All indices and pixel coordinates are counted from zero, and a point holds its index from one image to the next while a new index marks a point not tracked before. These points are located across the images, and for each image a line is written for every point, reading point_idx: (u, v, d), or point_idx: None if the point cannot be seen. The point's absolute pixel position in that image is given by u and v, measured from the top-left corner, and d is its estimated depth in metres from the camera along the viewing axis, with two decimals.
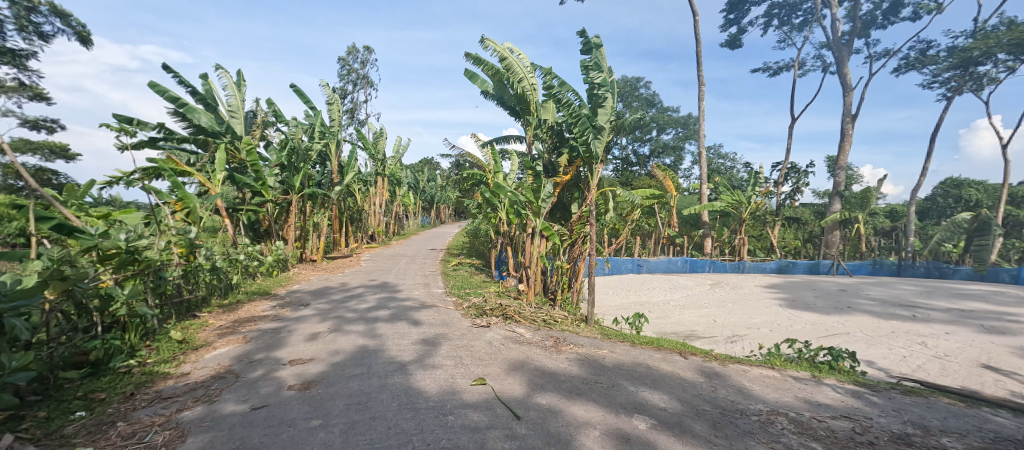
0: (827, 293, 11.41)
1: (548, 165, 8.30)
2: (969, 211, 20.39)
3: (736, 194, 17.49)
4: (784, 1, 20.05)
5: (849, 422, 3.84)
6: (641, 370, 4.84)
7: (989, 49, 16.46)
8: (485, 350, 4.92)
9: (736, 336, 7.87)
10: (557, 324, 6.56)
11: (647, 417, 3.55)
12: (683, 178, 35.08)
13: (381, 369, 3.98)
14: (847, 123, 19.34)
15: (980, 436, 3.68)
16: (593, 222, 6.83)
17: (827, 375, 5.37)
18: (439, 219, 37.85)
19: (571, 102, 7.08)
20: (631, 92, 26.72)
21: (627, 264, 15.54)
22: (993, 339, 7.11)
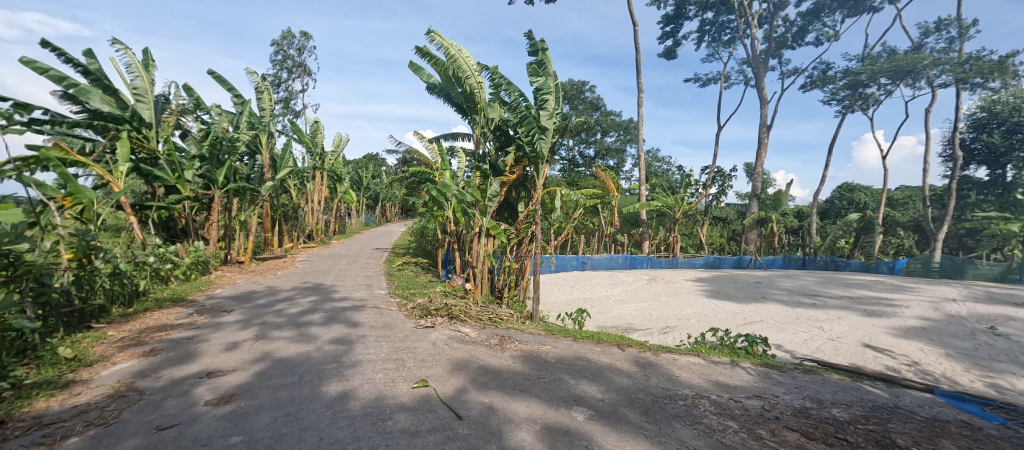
0: (746, 285, 12.57)
1: (495, 164, 8.33)
2: (859, 212, 23.48)
3: (670, 195, 18.60)
4: (713, 18, 21.73)
5: (760, 401, 4.27)
6: (581, 364, 5.02)
7: (874, 74, 19.03)
8: (427, 351, 4.82)
9: (668, 328, 8.41)
10: (502, 322, 6.61)
11: (585, 409, 3.69)
12: (624, 180, 36.80)
13: (313, 376, 3.76)
14: (764, 133, 21.43)
15: (862, 406, 4.26)
16: (540, 222, 6.95)
17: (744, 360, 5.92)
18: (384, 217, 36.51)
19: (517, 103, 7.13)
20: (577, 95, 27.50)
21: (572, 262, 15.99)
22: (875, 321, 8.25)
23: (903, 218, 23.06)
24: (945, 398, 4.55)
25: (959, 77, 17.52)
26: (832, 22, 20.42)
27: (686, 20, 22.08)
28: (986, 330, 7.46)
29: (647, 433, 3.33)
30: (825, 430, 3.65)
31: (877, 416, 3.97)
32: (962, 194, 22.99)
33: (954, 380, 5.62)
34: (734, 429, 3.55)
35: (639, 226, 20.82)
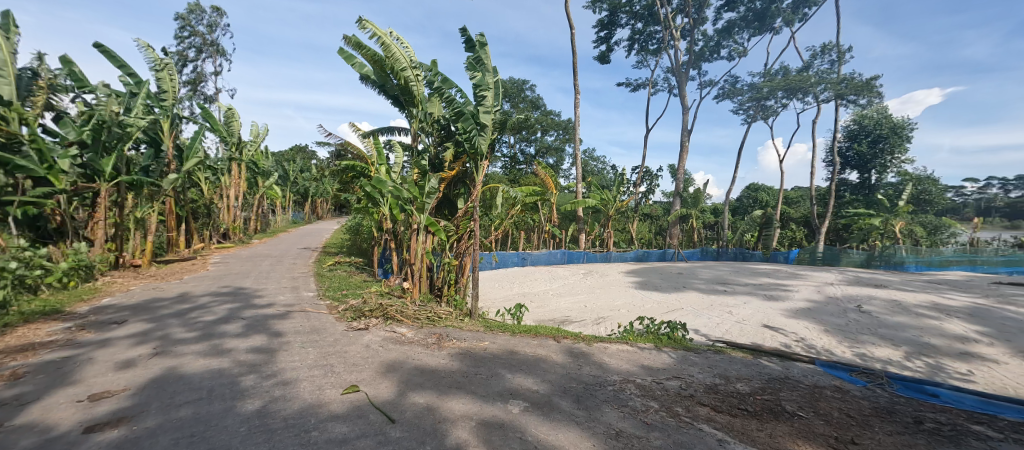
0: (670, 276, 13.62)
1: (433, 159, 8.12)
2: (763, 210, 26.45)
3: (604, 192, 19.48)
4: (642, 28, 23.06)
5: (678, 381, 4.66)
6: (518, 357, 5.11)
7: (774, 89, 21.43)
8: (359, 354, 4.62)
9: (601, 319, 8.85)
10: (441, 320, 6.51)
11: (521, 402, 3.76)
12: (563, 178, 37.90)
13: (226, 391, 3.43)
14: (685, 136, 23.25)
15: (760, 379, 4.84)
16: (479, 219, 6.91)
17: (666, 344, 6.42)
18: (314, 214, 34.19)
19: (455, 98, 7.01)
20: (517, 93, 27.72)
21: (513, 258, 16.18)
22: (773, 304, 9.38)
23: (797, 214, 26.40)
24: (825, 368, 5.30)
25: (838, 94, 20.34)
26: (741, 39, 22.63)
27: (618, 28, 23.19)
28: (856, 308, 8.82)
29: (578, 420, 3.48)
30: (730, 403, 4.08)
31: (772, 387, 4.53)
32: (840, 194, 26.84)
33: (832, 351, 6.57)
34: (655, 408, 3.84)
35: (575, 222, 21.58)
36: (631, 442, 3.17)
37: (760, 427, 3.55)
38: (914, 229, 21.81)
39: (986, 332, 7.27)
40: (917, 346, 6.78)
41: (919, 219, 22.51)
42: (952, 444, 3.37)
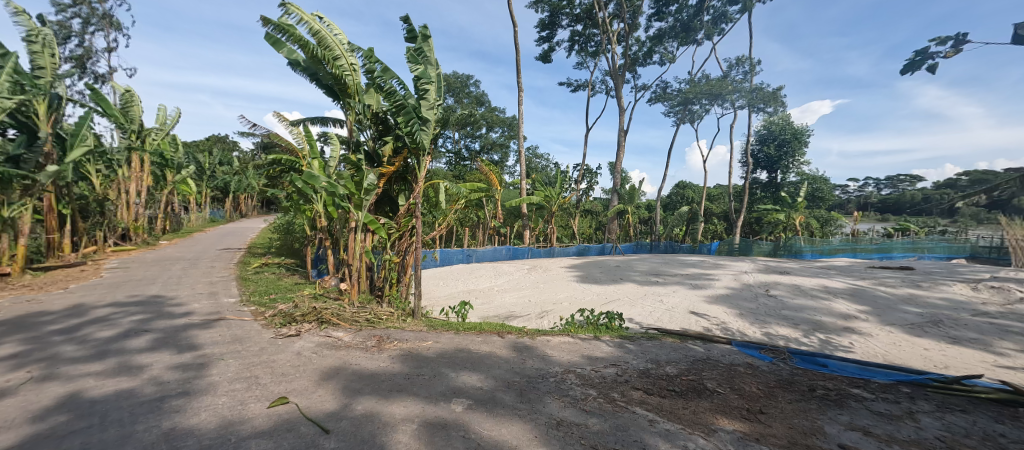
0: (609, 269, 14.31)
1: (371, 153, 7.81)
2: (690, 205, 28.59)
3: (547, 189, 19.91)
4: (581, 30, 23.80)
5: (615, 368, 4.95)
6: (462, 355, 5.12)
7: (698, 96, 23.19)
8: (290, 363, 4.36)
9: (544, 312, 9.09)
10: (381, 322, 6.31)
11: (464, 400, 3.79)
12: (508, 175, 38.15)
13: (124, 415, 3.06)
14: (622, 136, 24.43)
15: (686, 361, 5.28)
16: (421, 216, 6.78)
17: (604, 334, 6.76)
18: (237, 211, 31.30)
19: (395, 91, 6.82)
20: (461, 88, 27.35)
21: (457, 255, 16.05)
22: (698, 293, 10.23)
23: (719, 209, 28.89)
24: (739, 348, 5.90)
25: (751, 102, 22.57)
26: (670, 47, 24.20)
27: (559, 28, 23.75)
28: (765, 293, 9.89)
29: (521, 413, 3.58)
30: (660, 385, 4.43)
31: (695, 368, 4.97)
32: (754, 191, 29.80)
33: (746, 333, 7.33)
34: (593, 396, 4.05)
35: (519, 218, 21.85)
36: (571, 430, 3.33)
37: (684, 406, 3.90)
38: (811, 222, 24.90)
39: (864, 310, 8.53)
40: (812, 324, 7.77)
41: (815, 213, 25.69)
42: (836, 407, 3.94)
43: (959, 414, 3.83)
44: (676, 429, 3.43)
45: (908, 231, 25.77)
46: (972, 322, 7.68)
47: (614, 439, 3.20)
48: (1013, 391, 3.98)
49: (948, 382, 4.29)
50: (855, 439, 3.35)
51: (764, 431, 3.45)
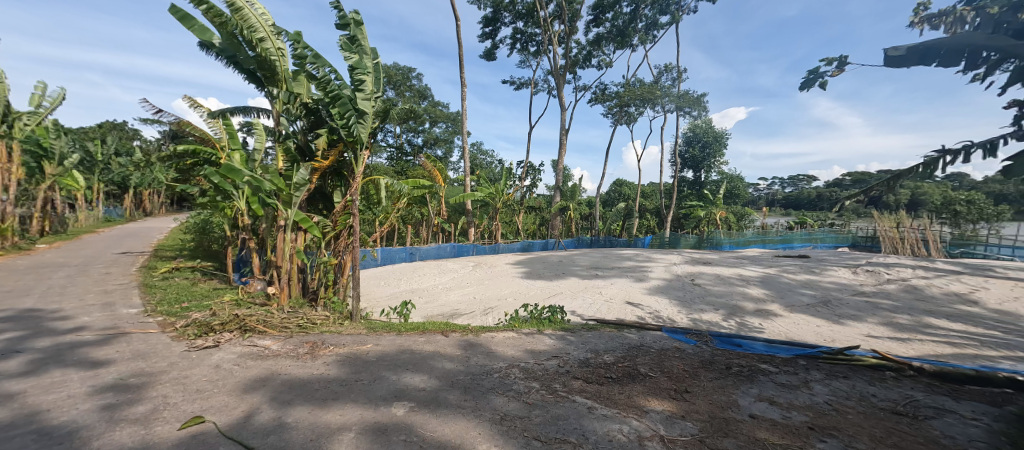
0: (552, 264, 14.71)
1: (302, 146, 7.33)
2: (626, 202, 30.06)
3: (491, 186, 19.87)
4: (524, 28, 23.99)
5: (556, 360, 5.10)
6: (403, 357, 4.99)
7: (632, 99, 24.34)
8: (207, 378, 3.99)
9: (488, 309, 9.12)
10: (315, 327, 5.97)
11: (406, 402, 3.71)
12: (452, 171, 37.59)
13: None
14: (564, 135, 25.05)
15: (622, 349, 5.58)
16: (359, 214, 6.48)
17: (546, 327, 6.94)
18: (140, 210, 27.66)
19: (328, 80, 6.46)
20: (402, 81, 26.42)
21: (399, 254, 15.57)
22: (633, 284, 10.85)
23: (651, 205, 30.70)
24: (668, 333, 6.35)
25: (679, 106, 24.25)
26: (608, 51, 25.21)
27: (502, 25, 23.76)
28: (691, 283, 10.73)
29: (465, 411, 3.58)
30: (598, 373, 4.64)
31: (631, 355, 5.27)
32: (683, 189, 32.05)
33: (674, 320, 7.90)
34: (536, 388, 4.15)
35: (464, 215, 21.64)
36: (514, 423, 3.38)
37: (620, 391, 4.13)
38: (729, 217, 27.39)
39: (772, 294, 9.58)
40: (730, 309, 8.57)
41: (734, 209, 28.24)
42: (749, 382, 4.39)
43: (843, 380, 4.46)
44: (613, 413, 3.62)
45: (806, 223, 29.35)
46: (854, 301, 8.94)
47: (555, 428, 3.31)
48: (881, 358, 4.73)
49: (835, 353, 4.98)
50: (764, 410, 3.75)
51: (689, 408, 3.75)
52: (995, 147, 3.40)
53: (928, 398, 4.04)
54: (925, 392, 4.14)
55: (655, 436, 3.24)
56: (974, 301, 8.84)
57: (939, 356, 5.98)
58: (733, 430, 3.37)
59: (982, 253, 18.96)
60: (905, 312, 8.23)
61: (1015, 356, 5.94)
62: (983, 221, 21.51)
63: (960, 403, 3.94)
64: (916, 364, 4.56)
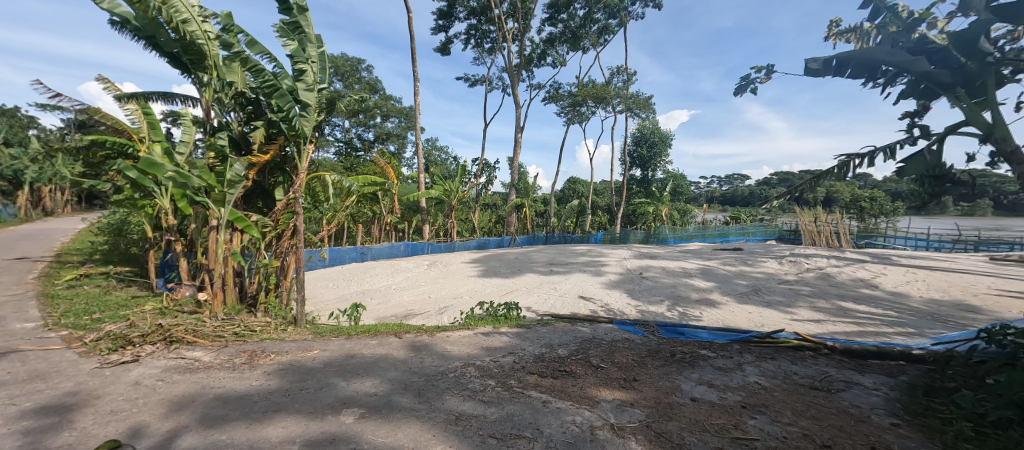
0: (508, 261, 14.76)
1: (237, 138, 6.77)
2: (580, 199, 30.74)
3: (446, 183, 19.53)
4: (478, 24, 23.75)
5: (512, 356, 5.11)
6: (352, 362, 4.77)
7: (585, 98, 24.89)
8: (124, 397, 3.57)
9: (443, 308, 8.97)
10: (254, 334, 5.57)
11: (356, 409, 3.55)
12: (406, 168, 36.53)
13: None
14: (519, 132, 25.14)
15: (575, 342, 5.70)
16: (303, 212, 6.10)
17: (502, 324, 6.93)
18: (39, 209, 24.18)
19: (264, 68, 6.00)
20: (350, 73, 25.24)
21: (350, 254, 14.92)
22: (587, 279, 11.13)
23: (603, 202, 31.67)
24: (618, 325, 6.58)
25: (629, 107, 25.17)
26: (561, 51, 25.58)
27: (456, 20, 23.38)
28: (640, 276, 11.19)
29: (419, 413, 3.48)
30: (553, 367, 4.69)
31: (584, 348, 5.39)
32: (632, 186, 33.32)
33: (625, 312, 8.20)
34: (491, 386, 4.13)
35: (418, 213, 21.12)
36: (470, 422, 3.34)
37: (574, 383, 4.20)
38: (674, 213, 28.89)
39: (713, 285, 10.23)
40: (674, 300, 9.04)
41: (678, 206, 29.82)
42: (691, 367, 4.63)
43: (772, 361, 4.83)
44: (566, 405, 3.68)
45: (740, 219, 31.60)
46: (781, 289, 9.76)
47: (510, 425, 3.30)
48: (802, 339, 5.19)
49: (764, 337, 5.39)
50: (704, 392, 3.97)
51: (638, 396, 3.89)
52: (894, 152, 3.99)
53: (839, 373, 4.50)
54: (839, 369, 4.60)
55: (606, 425, 3.32)
56: (877, 285, 9.97)
57: (848, 334, 6.70)
58: (677, 413, 3.53)
59: (881, 243, 21.49)
60: (822, 297, 9.12)
61: (908, 332, 6.78)
62: (885, 216, 24.25)
63: (864, 375, 4.43)
64: (830, 343, 5.06)
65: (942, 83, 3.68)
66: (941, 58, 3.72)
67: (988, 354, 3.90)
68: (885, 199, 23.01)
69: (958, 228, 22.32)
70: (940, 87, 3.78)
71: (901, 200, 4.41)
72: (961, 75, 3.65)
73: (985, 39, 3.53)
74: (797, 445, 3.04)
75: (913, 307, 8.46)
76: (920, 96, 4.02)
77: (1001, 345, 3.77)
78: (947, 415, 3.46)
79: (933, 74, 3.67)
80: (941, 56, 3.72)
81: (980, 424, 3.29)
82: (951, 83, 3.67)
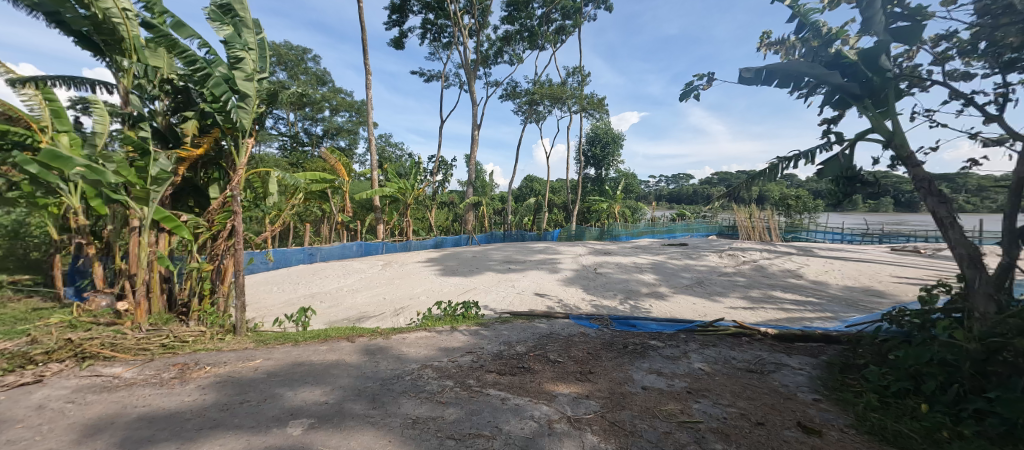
0: (466, 260, 14.61)
1: (162, 130, 6.14)
2: (536, 197, 31.00)
3: (401, 181, 18.91)
4: (433, 18, 23.19)
5: (471, 355, 5.02)
6: (300, 370, 4.47)
7: (542, 97, 25.09)
8: (22, 425, 3.10)
9: (399, 309, 8.69)
10: (185, 345, 5.08)
11: (304, 419, 3.33)
12: (358, 164, 35.08)
13: None
14: (476, 130, 24.91)
15: (533, 338, 5.71)
16: (242, 211, 5.65)
17: (461, 324, 6.82)
18: None
19: (195, 54, 5.49)
20: (296, 62, 23.80)
21: (297, 255, 14.09)
22: (544, 276, 11.23)
23: (560, 200, 32.16)
24: (574, 320, 6.68)
25: (584, 107, 25.69)
26: (518, 49, 25.60)
27: (410, 13, 22.70)
28: (595, 272, 11.45)
29: (373, 420, 3.32)
30: (511, 364, 4.67)
31: (542, 343, 5.41)
32: (586, 185, 34.10)
33: (581, 307, 8.35)
34: (450, 387, 4.03)
35: (372, 211, 20.36)
36: (428, 425, 3.23)
37: (532, 379, 4.20)
38: (625, 210, 29.90)
39: (662, 279, 10.69)
40: (627, 294, 9.33)
41: (629, 203, 30.92)
42: (642, 358, 4.78)
43: (714, 348, 5.10)
44: (524, 401, 3.66)
45: (686, 216, 33.36)
46: (721, 280, 10.39)
47: (469, 424, 3.23)
48: (740, 326, 5.52)
49: (707, 325, 5.71)
50: (654, 381, 4.10)
51: (593, 388, 3.95)
52: (813, 157, 4.84)
53: (771, 355, 4.83)
54: (774, 353, 4.94)
55: (563, 419, 3.33)
56: (803, 275, 10.89)
57: (783, 321, 7.24)
58: (629, 402, 3.62)
59: (804, 237, 23.57)
60: (757, 287, 9.82)
61: (827, 316, 7.45)
62: (810, 213, 26.59)
63: (792, 357, 4.78)
64: (763, 329, 5.46)
65: (853, 94, 4.54)
66: (852, 72, 4.59)
67: (890, 334, 4.39)
68: (809, 197, 25.23)
69: (866, 222, 24.98)
70: (851, 97, 4.65)
71: (824, 196, 5.41)
72: (867, 88, 4.51)
73: (885, 58, 4.38)
74: (736, 425, 3.21)
75: (836, 295, 9.29)
76: (836, 105, 4.94)
77: (901, 325, 4.28)
78: (857, 389, 3.82)
79: (845, 86, 4.54)
80: (851, 70, 4.60)
81: (883, 395, 3.65)
82: (859, 95, 4.56)
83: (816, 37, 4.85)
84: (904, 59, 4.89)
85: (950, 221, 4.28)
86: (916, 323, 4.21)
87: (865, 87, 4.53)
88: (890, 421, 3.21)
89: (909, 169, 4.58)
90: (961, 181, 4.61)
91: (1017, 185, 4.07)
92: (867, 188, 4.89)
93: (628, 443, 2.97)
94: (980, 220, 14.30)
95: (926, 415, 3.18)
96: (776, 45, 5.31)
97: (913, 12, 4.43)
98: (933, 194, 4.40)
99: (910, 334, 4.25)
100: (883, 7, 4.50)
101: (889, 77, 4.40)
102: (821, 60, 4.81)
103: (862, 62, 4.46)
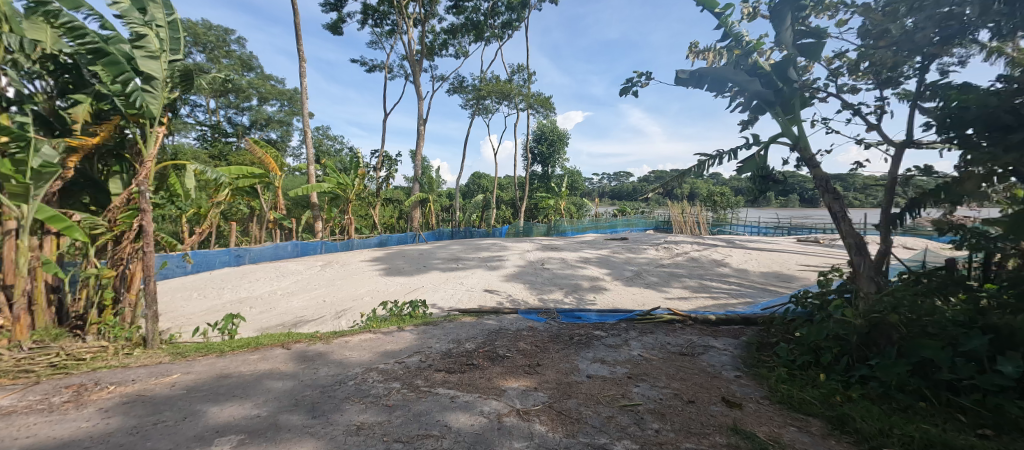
0: (412, 258, 14.20)
1: (46, 115, 5.32)
2: (484, 194, 30.89)
3: (341, 176, 17.89)
4: (375, 5, 22.18)
5: (418, 355, 4.88)
6: (226, 382, 4.08)
7: (489, 93, 24.93)
8: None
9: (341, 312, 8.27)
10: (81, 363, 4.45)
11: (232, 436, 3.03)
12: (293, 159, 32.89)
13: None
14: (422, 124, 24.31)
15: (482, 335, 5.68)
16: (151, 209, 5.03)
17: (407, 323, 6.61)
18: None
19: (85, 27, 4.77)
20: (217, 43, 21.74)
21: (221, 257, 12.91)
22: (492, 273, 11.21)
23: (507, 197, 32.32)
24: (522, 315, 6.73)
25: (530, 104, 25.93)
26: (464, 41, 25.21)
27: None
28: (541, 268, 11.62)
29: (313, 430, 3.11)
30: (460, 361, 4.61)
31: (491, 339, 5.39)
32: (533, 182, 34.57)
33: (528, 302, 8.43)
34: (397, 389, 3.87)
35: (308, 208, 19.17)
36: (373, 430, 3.08)
37: (481, 375, 4.17)
38: (570, 207, 30.66)
39: (605, 272, 11.11)
40: (572, 288, 9.57)
41: (573, 200, 31.80)
42: (586, 347, 4.93)
43: (652, 335, 5.36)
44: (473, 398, 3.62)
45: (626, 212, 34.98)
46: (659, 272, 11.00)
47: (416, 425, 3.12)
48: (673, 314, 5.88)
49: (645, 315, 6.01)
50: (598, 369, 4.24)
51: (540, 379, 4.00)
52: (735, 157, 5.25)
53: (700, 339, 5.17)
54: (704, 337, 5.29)
55: (512, 412, 3.33)
56: (729, 265, 11.85)
57: (714, 307, 7.80)
58: (575, 391, 3.70)
59: (728, 231, 25.63)
60: (691, 277, 10.51)
61: (747, 300, 8.18)
62: (732, 209, 29.02)
63: (718, 339, 5.16)
64: (693, 315, 5.87)
65: (767, 101, 4.99)
66: (767, 81, 5.04)
67: (796, 314, 4.89)
68: (731, 194, 27.51)
69: (777, 217, 27.80)
70: (767, 104, 5.11)
71: (743, 193, 5.89)
72: (780, 96, 4.96)
73: (791, 70, 4.92)
74: (671, 404, 3.40)
75: (758, 282, 10.20)
76: (753, 111, 5.39)
77: (805, 307, 4.78)
78: (772, 363, 4.19)
79: (762, 93, 4.98)
80: (767, 80, 5.04)
81: (791, 367, 4.02)
82: (772, 102, 5.01)
83: (738, 47, 5.25)
84: (806, 71, 5.46)
85: (842, 214, 4.91)
86: (816, 304, 4.69)
87: (777, 95, 5.02)
88: (797, 390, 3.53)
89: (811, 170, 5.13)
90: (851, 180, 5.36)
91: (891, 185, 4.79)
92: (778, 185, 5.39)
93: (575, 429, 3.02)
94: (863, 213, 16.49)
95: (824, 384, 3.55)
96: (705, 51, 5.68)
97: (814, 30, 4.94)
98: (829, 192, 5.02)
99: (811, 313, 4.73)
100: (791, 23, 4.98)
101: (796, 87, 4.89)
102: (741, 68, 5.16)
103: (775, 72, 4.90)
